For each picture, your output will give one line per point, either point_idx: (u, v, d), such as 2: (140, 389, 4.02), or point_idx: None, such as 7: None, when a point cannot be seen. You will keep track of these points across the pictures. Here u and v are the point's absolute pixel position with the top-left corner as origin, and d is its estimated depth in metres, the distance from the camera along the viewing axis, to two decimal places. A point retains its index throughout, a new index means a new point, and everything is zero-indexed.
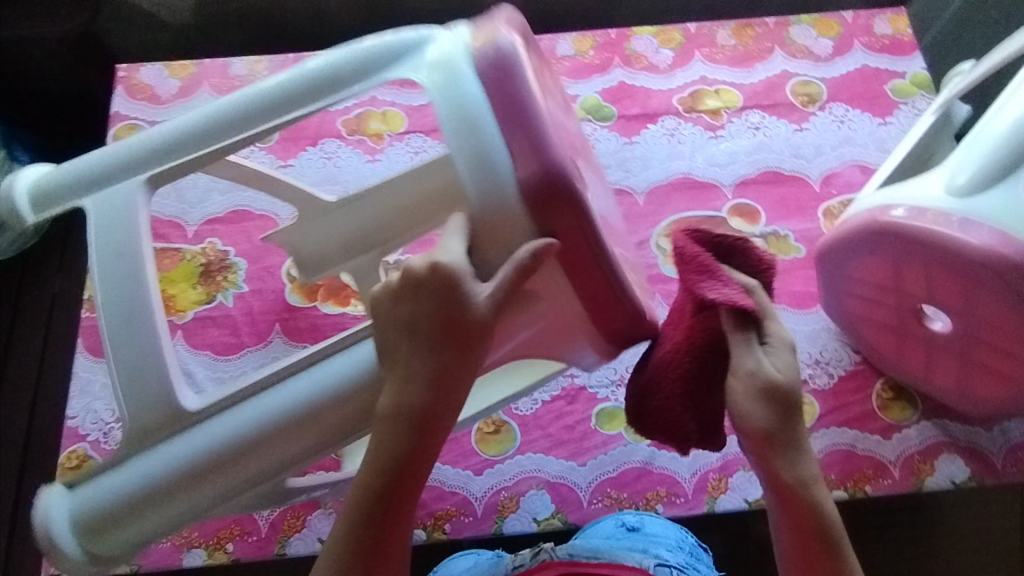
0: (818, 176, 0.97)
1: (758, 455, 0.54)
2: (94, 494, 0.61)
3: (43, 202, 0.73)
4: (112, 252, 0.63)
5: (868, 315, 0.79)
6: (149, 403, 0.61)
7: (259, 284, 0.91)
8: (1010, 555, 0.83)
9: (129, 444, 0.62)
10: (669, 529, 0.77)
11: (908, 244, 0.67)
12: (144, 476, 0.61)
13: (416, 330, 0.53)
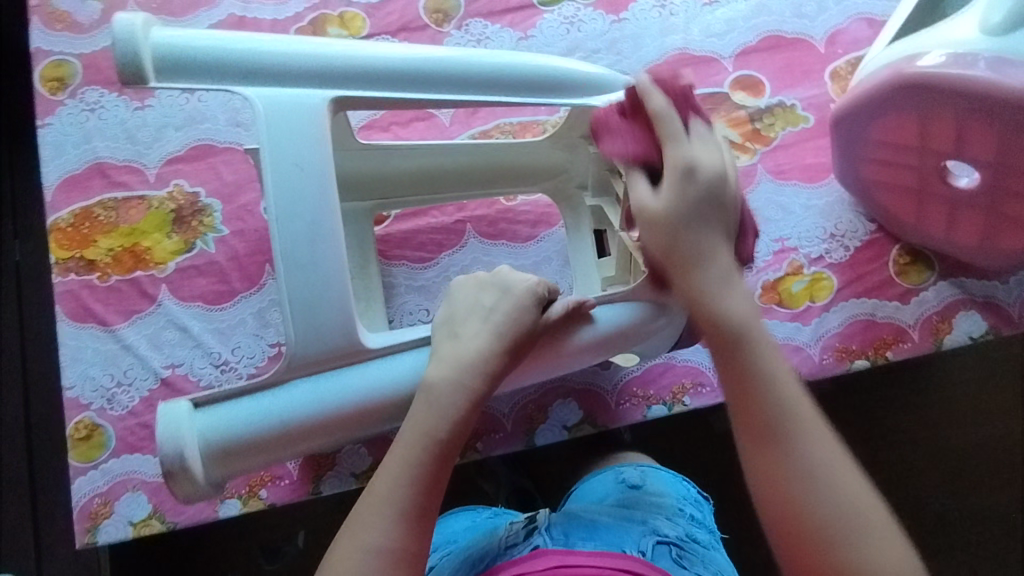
0: (822, 35, 0.90)
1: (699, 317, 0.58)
2: (234, 416, 0.57)
3: (175, 73, 0.56)
4: (328, 187, 0.57)
5: (887, 180, 0.76)
6: (326, 330, 0.57)
7: (240, 224, 0.84)
8: (987, 401, 0.90)
9: (296, 366, 0.58)
10: (672, 486, 0.77)
11: (935, 96, 0.62)
12: (303, 403, 0.57)
13: (489, 313, 0.59)
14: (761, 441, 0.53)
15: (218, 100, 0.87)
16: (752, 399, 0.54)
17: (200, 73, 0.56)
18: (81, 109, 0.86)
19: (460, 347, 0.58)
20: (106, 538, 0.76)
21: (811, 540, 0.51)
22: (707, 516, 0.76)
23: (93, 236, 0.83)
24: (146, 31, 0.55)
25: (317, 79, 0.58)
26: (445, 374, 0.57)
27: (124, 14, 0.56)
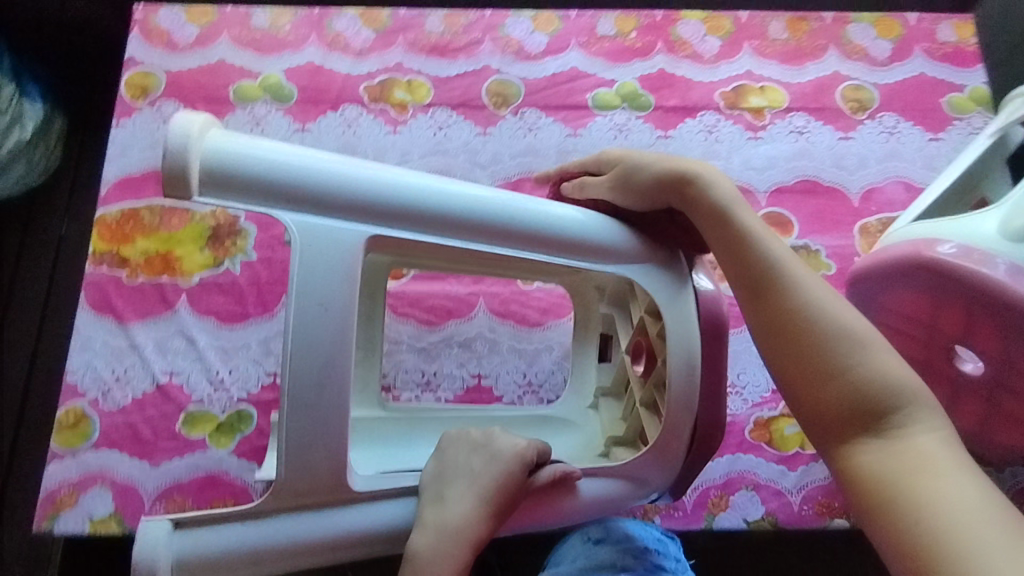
0: (858, 190, 0.92)
1: (742, 294, 0.58)
2: (217, 543, 0.54)
3: (226, 189, 0.53)
4: (349, 330, 0.54)
5: (894, 346, 0.76)
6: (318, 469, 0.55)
7: (268, 253, 0.88)
8: None
9: (284, 497, 0.55)
10: (637, 528, 0.73)
11: (951, 285, 0.64)
12: (296, 533, 0.56)
13: (480, 480, 0.62)
14: (716, 231, 0.60)
15: (278, 135, 0.92)
16: (716, 220, 0.60)
17: (245, 190, 0.54)
18: (155, 119, 0.93)
19: (438, 514, 0.59)
20: (63, 529, 0.77)
21: (796, 333, 0.54)
22: (673, 548, 0.73)
23: (133, 236, 0.88)
24: (202, 134, 0.53)
25: (364, 218, 0.56)
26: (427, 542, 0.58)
27: (183, 114, 0.54)
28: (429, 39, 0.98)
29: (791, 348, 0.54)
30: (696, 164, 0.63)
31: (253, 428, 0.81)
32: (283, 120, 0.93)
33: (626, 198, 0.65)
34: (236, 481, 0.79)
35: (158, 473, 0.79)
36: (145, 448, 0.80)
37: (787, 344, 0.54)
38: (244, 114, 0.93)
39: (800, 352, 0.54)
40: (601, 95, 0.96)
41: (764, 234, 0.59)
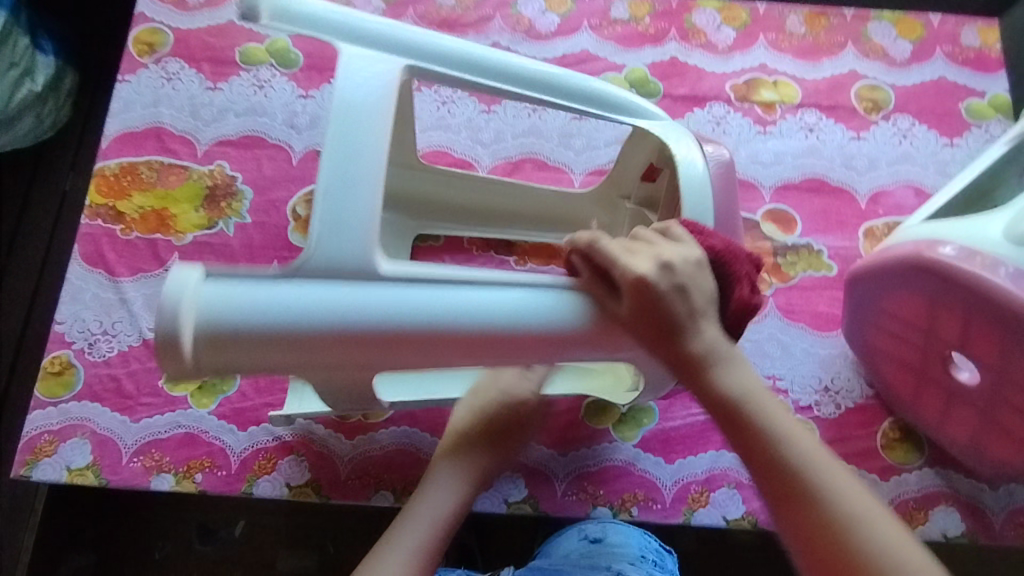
0: (866, 191, 0.90)
1: (735, 440, 0.57)
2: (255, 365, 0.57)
3: (214, 352, 0.55)
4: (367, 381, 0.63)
5: (889, 349, 0.74)
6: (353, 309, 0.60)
7: (263, 217, 0.88)
8: None
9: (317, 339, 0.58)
10: (632, 537, 0.76)
11: (951, 287, 0.62)
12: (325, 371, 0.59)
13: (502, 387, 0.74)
14: (734, 431, 0.56)
15: (280, 99, 0.93)
16: (734, 432, 0.56)
17: (245, 343, 0.55)
18: (159, 76, 0.93)
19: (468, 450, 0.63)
20: (40, 476, 0.77)
21: (803, 506, 0.53)
22: (666, 562, 0.77)
23: (129, 191, 0.87)
24: (195, 289, 0.55)
25: (366, 359, 0.58)
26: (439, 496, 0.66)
27: (174, 269, 0.56)
28: (439, 12, 0.97)
29: (801, 518, 0.53)
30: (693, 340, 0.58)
31: (235, 389, 0.81)
32: (285, 85, 0.94)
33: (631, 297, 0.57)
34: (215, 442, 0.79)
35: (138, 428, 0.79)
36: (126, 403, 0.80)
37: (788, 500, 0.54)
38: (247, 77, 0.93)
39: (822, 540, 0.52)
40: (610, 79, 0.94)
41: (723, 361, 0.57)
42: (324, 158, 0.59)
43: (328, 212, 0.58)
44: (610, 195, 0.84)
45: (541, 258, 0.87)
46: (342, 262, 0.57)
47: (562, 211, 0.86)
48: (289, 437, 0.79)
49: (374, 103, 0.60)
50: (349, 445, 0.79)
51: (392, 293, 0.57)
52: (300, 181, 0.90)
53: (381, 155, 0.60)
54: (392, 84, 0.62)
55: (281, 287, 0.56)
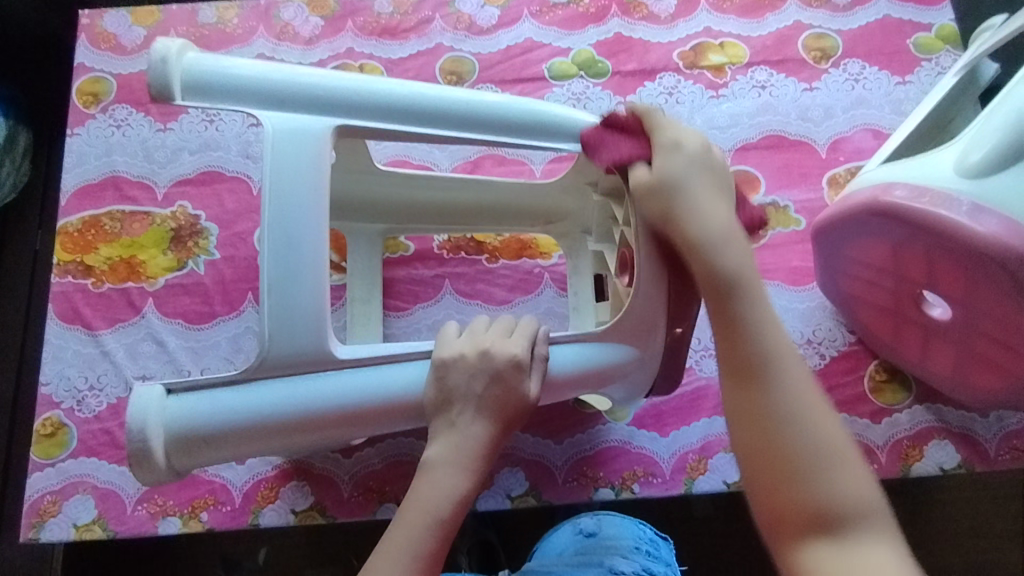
0: (825, 141, 0.90)
1: (727, 377, 0.57)
2: (195, 409, 0.59)
3: (186, 455, 0.60)
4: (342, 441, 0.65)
5: (864, 295, 0.75)
6: (300, 345, 0.59)
7: (231, 250, 0.88)
8: (925, 531, 0.91)
9: (267, 367, 0.59)
10: (627, 529, 0.78)
11: (908, 228, 0.62)
12: (268, 406, 0.59)
13: None
14: (739, 378, 0.56)
15: (232, 131, 0.93)
16: (736, 353, 0.56)
17: (211, 438, 0.59)
18: (108, 124, 0.92)
19: (459, 417, 0.60)
20: (49, 537, 0.78)
21: (784, 470, 0.52)
22: (664, 550, 0.77)
23: (95, 244, 0.87)
24: (163, 395, 0.59)
25: (338, 434, 0.62)
26: (441, 451, 0.60)
27: (141, 384, 0.60)
28: (378, 21, 0.96)
29: (756, 444, 0.54)
30: (724, 226, 0.59)
31: None
32: (236, 116, 0.93)
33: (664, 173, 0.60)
34: (215, 479, 0.79)
35: (138, 476, 0.79)
36: (123, 453, 0.80)
37: (756, 429, 0.54)
38: (196, 112, 0.93)
39: (777, 478, 0.53)
40: (557, 65, 0.94)
41: (758, 321, 0.57)
42: (263, 238, 0.59)
43: (277, 290, 0.59)
44: (578, 181, 0.79)
45: (511, 253, 0.88)
46: (297, 352, 0.59)
47: (529, 202, 0.82)
48: (287, 464, 0.80)
49: (307, 165, 0.60)
50: (347, 464, 0.80)
51: (348, 378, 0.60)
52: None
53: (319, 219, 0.60)
54: (321, 144, 0.61)
55: (240, 391, 0.59)
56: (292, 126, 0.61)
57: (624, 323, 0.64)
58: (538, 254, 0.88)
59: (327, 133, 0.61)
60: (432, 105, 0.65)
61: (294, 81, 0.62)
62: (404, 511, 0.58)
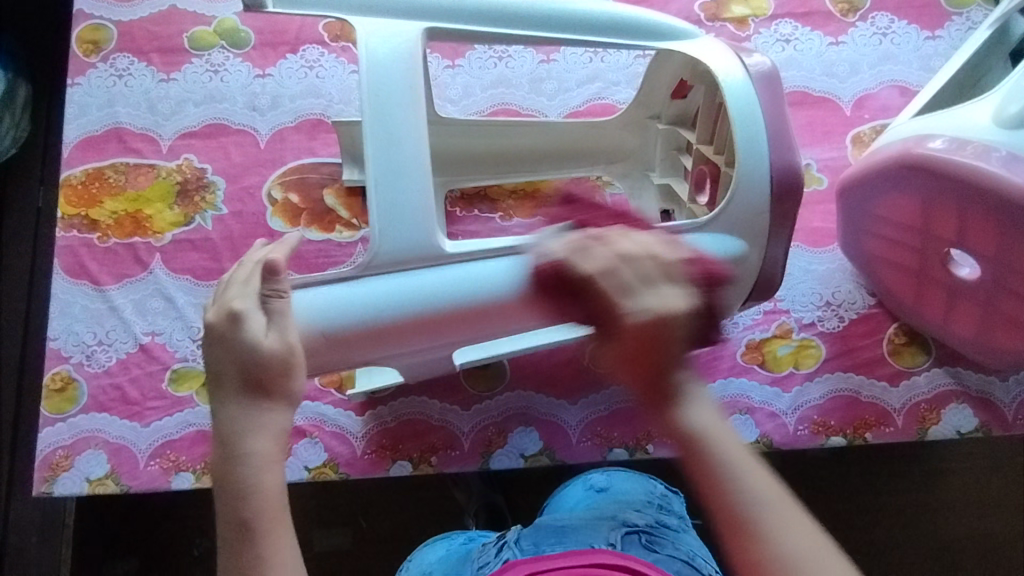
0: (850, 98, 0.87)
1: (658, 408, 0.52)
2: (315, 308, 0.59)
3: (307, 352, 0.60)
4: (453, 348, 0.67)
5: (888, 256, 0.74)
6: (413, 240, 0.60)
7: (239, 206, 0.86)
8: (930, 497, 0.91)
9: (379, 264, 0.60)
10: (639, 483, 0.77)
11: (939, 183, 0.61)
12: (389, 298, 0.60)
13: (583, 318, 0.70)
14: (682, 444, 0.50)
15: (238, 82, 0.90)
16: (696, 444, 0.49)
17: (330, 337, 0.60)
18: (110, 74, 0.89)
19: (220, 409, 0.50)
20: (62, 491, 0.78)
21: (748, 534, 0.46)
22: (674, 506, 0.77)
23: (100, 197, 0.85)
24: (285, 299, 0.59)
25: (454, 333, 0.63)
26: (219, 457, 0.49)
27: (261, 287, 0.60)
28: None
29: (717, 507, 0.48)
30: (656, 303, 0.49)
31: None
32: (241, 66, 0.90)
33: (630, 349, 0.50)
34: None
35: (150, 431, 0.79)
36: (134, 408, 0.80)
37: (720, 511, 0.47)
38: (200, 62, 0.90)
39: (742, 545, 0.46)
40: None
41: (692, 399, 0.51)
42: (367, 140, 0.60)
43: (382, 193, 0.60)
44: (641, 116, 0.81)
45: (526, 211, 0.84)
46: (411, 247, 0.60)
47: (588, 142, 0.83)
48: (299, 422, 0.79)
49: (406, 82, 0.61)
50: (360, 421, 0.80)
51: (459, 271, 0.61)
52: (270, 163, 0.87)
53: (420, 124, 0.61)
54: (413, 55, 0.62)
55: (358, 286, 0.60)
56: (377, 44, 0.61)
57: (732, 208, 0.64)
58: None
59: (417, 45, 0.62)
60: (498, 6, 0.65)
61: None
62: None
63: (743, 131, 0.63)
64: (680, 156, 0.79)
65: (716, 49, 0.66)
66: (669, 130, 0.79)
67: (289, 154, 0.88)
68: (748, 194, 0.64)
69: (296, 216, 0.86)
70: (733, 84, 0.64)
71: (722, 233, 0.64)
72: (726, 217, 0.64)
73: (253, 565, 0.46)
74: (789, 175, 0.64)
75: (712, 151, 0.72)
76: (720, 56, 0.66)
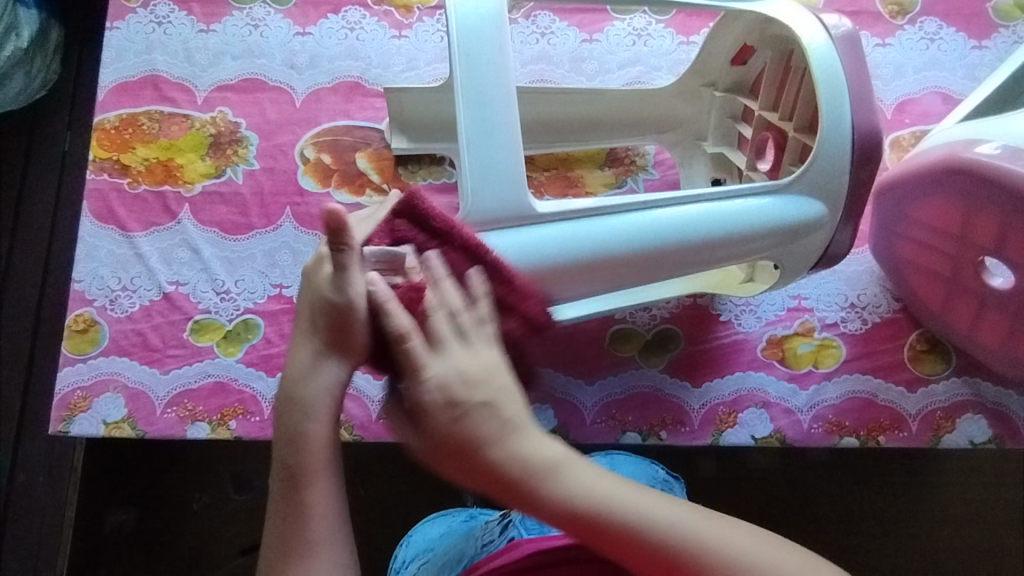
0: (892, 101, 0.87)
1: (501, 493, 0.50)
2: None
3: None
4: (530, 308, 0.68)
5: (922, 262, 0.74)
6: (504, 200, 0.60)
7: (271, 162, 0.85)
8: (921, 507, 0.94)
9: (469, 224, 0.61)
10: (641, 468, 0.78)
11: (986, 186, 0.61)
12: None
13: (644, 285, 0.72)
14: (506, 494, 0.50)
15: (277, 38, 0.89)
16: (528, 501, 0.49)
17: None
18: (149, 20, 0.89)
19: (295, 349, 0.55)
20: (78, 431, 0.78)
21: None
22: (677, 492, 0.77)
23: (132, 143, 0.85)
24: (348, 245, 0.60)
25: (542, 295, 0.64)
26: (283, 398, 0.55)
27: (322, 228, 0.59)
28: None
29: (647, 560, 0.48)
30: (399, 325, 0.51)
31: (260, 337, 0.81)
32: (281, 23, 0.89)
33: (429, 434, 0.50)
34: (245, 389, 0.79)
35: (169, 379, 0.79)
36: (154, 355, 0.80)
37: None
38: (241, 15, 0.89)
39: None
40: None
41: (517, 429, 0.50)
42: (458, 96, 0.60)
43: (474, 151, 0.60)
44: (694, 84, 0.81)
45: (557, 190, 0.83)
46: (501, 206, 0.60)
47: (637, 111, 0.82)
48: None
49: (491, 36, 0.61)
50: (378, 385, 0.79)
51: (550, 232, 0.62)
52: (304, 123, 0.87)
53: (507, 78, 0.61)
54: (500, 11, 0.62)
55: None
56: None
57: (812, 172, 0.65)
58: (585, 192, 0.83)
59: (503, 5, 0.62)
60: None
61: None
62: (299, 516, 0.51)
63: (828, 95, 0.63)
64: (735, 124, 0.79)
65: (800, 16, 0.66)
66: (726, 98, 0.79)
67: (324, 115, 0.87)
68: (829, 158, 0.64)
69: (327, 176, 0.85)
70: (820, 49, 0.65)
71: (799, 196, 0.65)
72: (806, 180, 0.65)
73: (298, 500, 0.52)
74: (870, 140, 0.64)
75: (776, 117, 0.72)
76: (803, 22, 0.66)
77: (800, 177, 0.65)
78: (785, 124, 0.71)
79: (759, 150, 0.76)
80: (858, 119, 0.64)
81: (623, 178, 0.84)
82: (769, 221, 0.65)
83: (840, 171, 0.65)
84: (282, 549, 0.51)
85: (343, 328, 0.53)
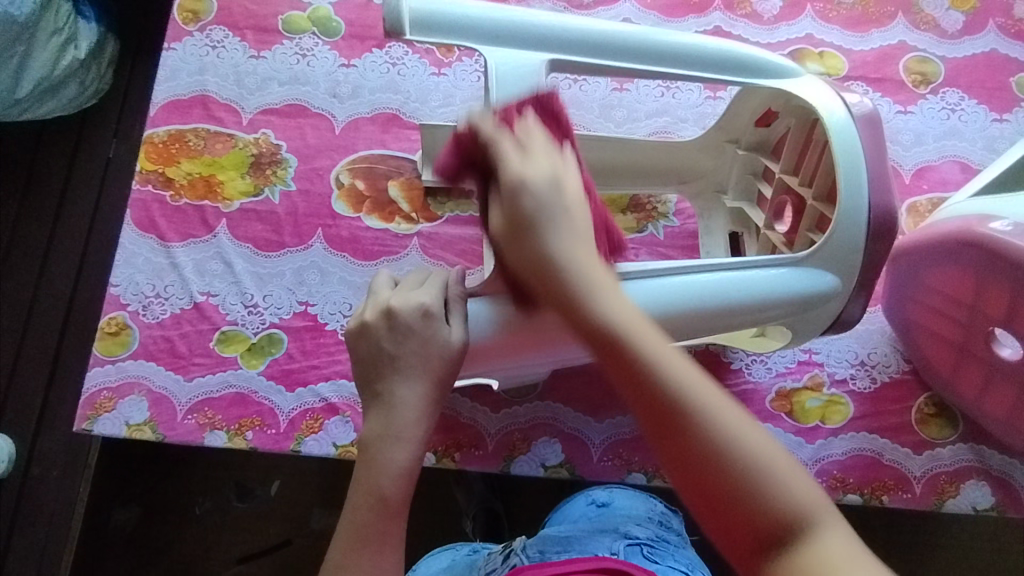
0: (911, 166, 0.89)
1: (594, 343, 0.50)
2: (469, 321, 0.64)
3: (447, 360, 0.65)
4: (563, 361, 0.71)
5: (932, 327, 0.75)
6: None
7: (307, 184, 0.89)
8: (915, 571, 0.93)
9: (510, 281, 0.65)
10: (639, 501, 0.78)
11: (999, 262, 0.63)
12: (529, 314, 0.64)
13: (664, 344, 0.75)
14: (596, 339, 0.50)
15: (323, 68, 0.94)
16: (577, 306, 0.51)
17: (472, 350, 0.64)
18: (204, 43, 0.94)
19: (391, 390, 0.56)
20: (101, 430, 0.81)
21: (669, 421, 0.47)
22: (674, 523, 0.78)
23: (178, 158, 0.90)
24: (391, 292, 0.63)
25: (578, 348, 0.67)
26: (374, 428, 0.55)
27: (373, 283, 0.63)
28: None
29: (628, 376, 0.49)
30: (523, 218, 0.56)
31: (283, 352, 0.84)
32: (328, 53, 0.94)
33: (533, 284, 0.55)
34: (264, 402, 0.82)
35: (192, 387, 0.82)
36: (180, 362, 0.83)
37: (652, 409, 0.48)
38: (291, 45, 0.94)
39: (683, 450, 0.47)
40: None
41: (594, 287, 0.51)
42: None
43: None
44: (718, 139, 0.83)
45: None
46: None
47: (662, 160, 0.85)
48: (334, 399, 0.82)
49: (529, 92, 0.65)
50: None
51: None
52: (342, 149, 0.91)
53: None
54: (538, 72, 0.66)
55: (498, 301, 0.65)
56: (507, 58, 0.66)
57: (833, 248, 0.67)
58: None
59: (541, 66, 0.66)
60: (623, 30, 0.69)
61: (499, 15, 0.67)
62: (378, 517, 0.53)
63: (846, 173, 0.66)
64: (756, 181, 0.82)
65: (823, 91, 0.69)
66: (747, 158, 0.82)
67: (361, 143, 0.91)
68: (847, 226, 0.66)
69: (360, 202, 0.89)
70: (840, 124, 0.67)
71: (814, 269, 0.67)
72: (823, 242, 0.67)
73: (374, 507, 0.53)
74: (888, 211, 0.67)
75: (797, 182, 0.75)
76: (826, 98, 0.69)
77: (819, 245, 0.67)
78: (804, 191, 0.74)
79: (777, 212, 0.80)
80: (876, 190, 0.66)
81: (643, 223, 0.87)
82: (782, 290, 0.67)
83: (856, 248, 0.67)
84: (368, 546, 0.52)
85: (447, 372, 0.58)
